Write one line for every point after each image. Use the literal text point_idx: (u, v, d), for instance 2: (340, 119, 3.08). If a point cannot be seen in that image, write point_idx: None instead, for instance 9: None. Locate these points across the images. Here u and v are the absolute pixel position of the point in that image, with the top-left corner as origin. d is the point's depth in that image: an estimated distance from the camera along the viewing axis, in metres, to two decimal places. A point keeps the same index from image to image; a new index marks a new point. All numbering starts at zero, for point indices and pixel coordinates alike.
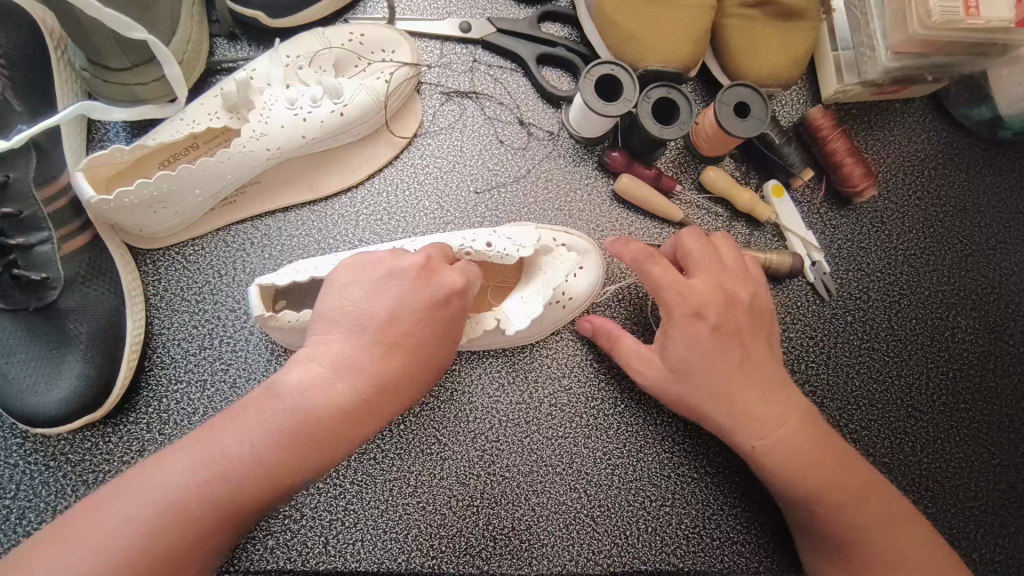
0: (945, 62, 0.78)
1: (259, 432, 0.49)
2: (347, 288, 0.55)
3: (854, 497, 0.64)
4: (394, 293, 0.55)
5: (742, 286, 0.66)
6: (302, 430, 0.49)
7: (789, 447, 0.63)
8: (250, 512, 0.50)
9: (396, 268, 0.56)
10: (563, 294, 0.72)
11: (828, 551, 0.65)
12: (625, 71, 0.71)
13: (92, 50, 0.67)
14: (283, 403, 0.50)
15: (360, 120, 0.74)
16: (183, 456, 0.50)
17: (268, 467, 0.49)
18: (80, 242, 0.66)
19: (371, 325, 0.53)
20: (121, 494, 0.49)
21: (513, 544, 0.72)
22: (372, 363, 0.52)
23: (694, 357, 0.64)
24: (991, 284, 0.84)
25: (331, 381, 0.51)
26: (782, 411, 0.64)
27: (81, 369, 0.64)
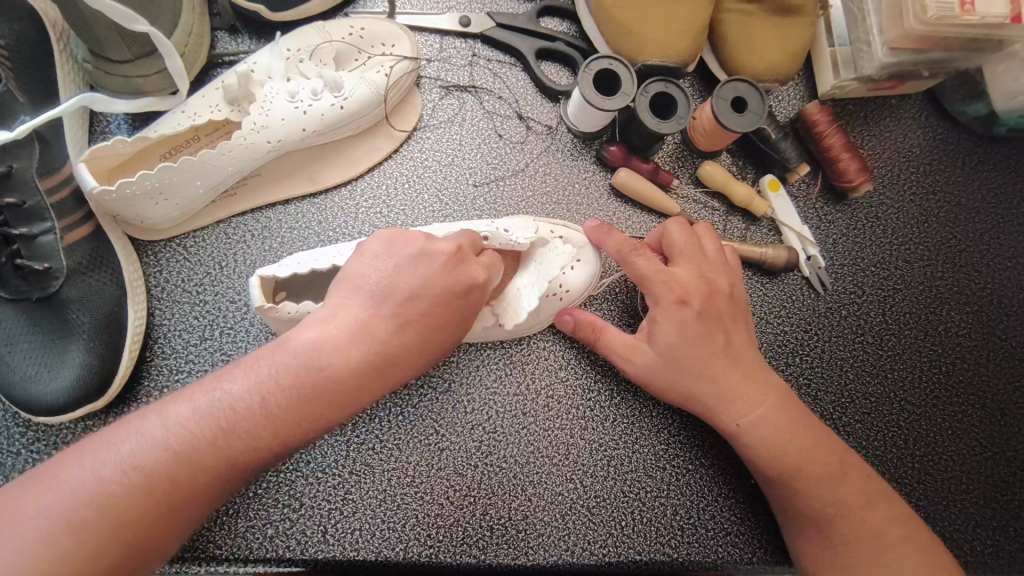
0: (941, 57, 0.79)
1: (265, 381, 0.51)
2: (378, 260, 0.58)
3: (841, 482, 0.65)
4: (425, 272, 0.58)
5: (722, 275, 0.69)
6: (284, 395, 0.50)
7: (773, 426, 0.65)
8: (233, 478, 0.49)
9: (431, 251, 0.59)
10: (560, 287, 0.73)
11: (812, 535, 0.66)
12: (622, 65, 0.72)
13: (94, 42, 0.68)
14: (276, 361, 0.52)
15: (360, 113, 0.75)
16: (159, 416, 0.49)
17: (263, 425, 0.50)
18: (82, 233, 0.67)
19: (393, 297, 0.56)
20: (104, 450, 0.47)
21: (510, 533, 0.72)
22: (388, 333, 0.55)
23: (682, 342, 0.66)
24: (984, 279, 0.85)
25: (316, 350, 0.52)
26: (764, 389, 0.67)
27: (83, 359, 0.65)
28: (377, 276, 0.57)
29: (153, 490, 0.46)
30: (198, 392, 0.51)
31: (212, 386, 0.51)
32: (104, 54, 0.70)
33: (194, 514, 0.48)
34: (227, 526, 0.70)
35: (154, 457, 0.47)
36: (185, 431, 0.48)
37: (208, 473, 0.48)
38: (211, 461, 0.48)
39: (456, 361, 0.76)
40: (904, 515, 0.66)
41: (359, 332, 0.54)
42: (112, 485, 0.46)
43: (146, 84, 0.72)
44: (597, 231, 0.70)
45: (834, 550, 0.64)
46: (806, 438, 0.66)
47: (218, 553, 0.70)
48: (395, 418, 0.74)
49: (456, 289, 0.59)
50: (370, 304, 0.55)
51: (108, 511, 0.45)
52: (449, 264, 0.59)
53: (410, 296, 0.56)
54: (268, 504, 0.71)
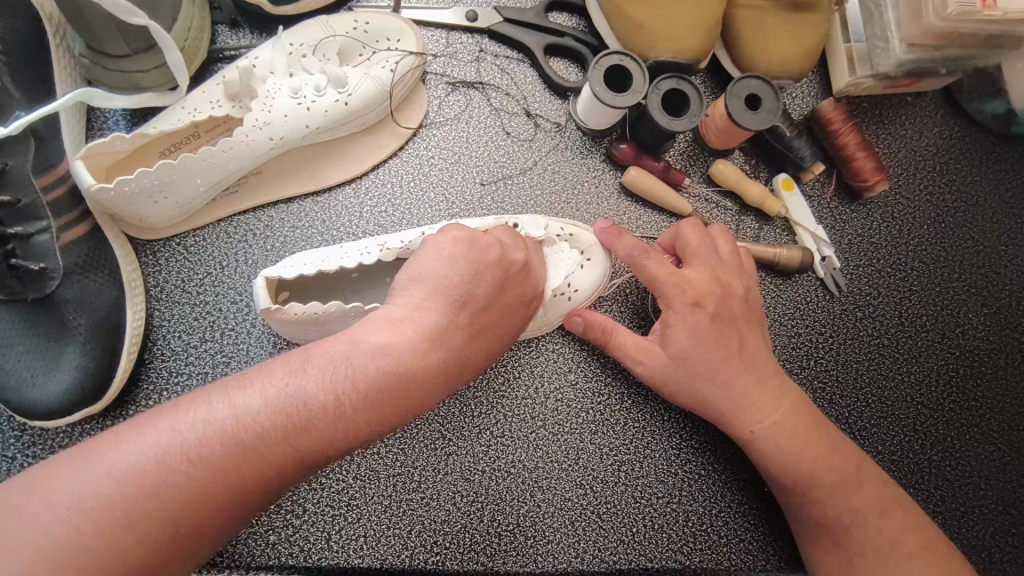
0: (959, 54, 0.77)
1: (340, 381, 0.49)
2: (447, 261, 0.58)
3: (859, 490, 0.63)
4: (497, 280, 0.59)
5: (736, 278, 0.67)
6: (358, 399, 0.49)
7: (786, 430, 0.63)
8: (288, 475, 0.47)
9: (507, 258, 0.60)
10: (568, 287, 0.71)
11: (827, 546, 0.64)
12: (634, 62, 0.70)
13: (93, 36, 0.66)
14: (352, 362, 0.50)
15: (365, 109, 0.73)
16: (225, 404, 0.47)
17: (340, 426, 0.48)
18: (79, 232, 0.65)
19: (473, 306, 0.57)
20: (163, 431, 0.45)
21: (518, 540, 0.71)
22: (461, 343, 0.55)
23: (696, 346, 0.64)
24: (1003, 281, 0.83)
25: (397, 354, 0.51)
26: (778, 394, 0.65)
27: (80, 361, 0.63)
28: (453, 279, 0.57)
29: (210, 485, 0.44)
30: (268, 381, 0.48)
31: (283, 376, 0.49)
32: (102, 49, 0.68)
33: (244, 509, 0.47)
34: None
35: (216, 449, 0.45)
36: (254, 423, 0.46)
37: (264, 471, 0.46)
38: (272, 460, 0.46)
39: None
40: (923, 524, 0.64)
41: (437, 337, 0.53)
42: (169, 474, 0.44)
43: (144, 80, 0.70)
44: (608, 234, 0.68)
45: (850, 562, 0.62)
46: (823, 444, 0.64)
47: (220, 560, 0.68)
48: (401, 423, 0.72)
49: (524, 298, 0.62)
50: (445, 311, 0.55)
51: (163, 498, 0.43)
52: (519, 272, 0.62)
53: (488, 307, 0.58)
54: (270, 511, 0.69)
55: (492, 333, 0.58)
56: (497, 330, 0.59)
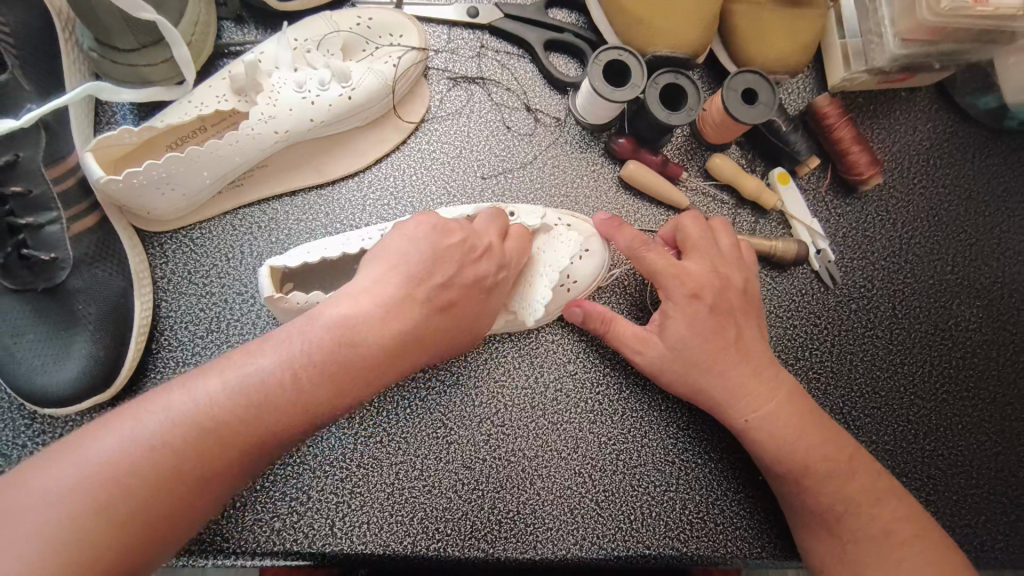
0: (953, 49, 0.78)
1: (298, 356, 0.51)
2: (411, 240, 0.61)
3: (852, 477, 0.65)
4: (457, 262, 0.61)
5: (734, 271, 0.68)
6: (332, 370, 0.51)
7: (780, 418, 0.65)
8: (255, 453, 0.49)
9: (469, 242, 0.63)
10: (568, 279, 0.73)
11: (820, 534, 0.65)
12: (632, 57, 0.72)
13: (101, 30, 0.68)
14: (308, 337, 0.52)
15: (368, 103, 0.74)
16: (189, 391, 0.49)
17: (301, 399, 0.50)
18: (88, 223, 0.66)
19: (430, 282, 0.59)
20: (129, 422, 0.47)
21: (518, 527, 0.72)
22: (418, 316, 0.57)
23: (694, 336, 0.65)
24: (995, 274, 0.84)
25: (365, 324, 0.54)
26: (774, 384, 0.66)
27: (90, 350, 0.65)
28: (416, 256, 0.59)
29: (186, 463, 0.46)
30: (229, 365, 0.50)
31: (244, 360, 0.51)
32: (111, 43, 0.69)
33: (214, 491, 0.48)
34: (233, 519, 0.70)
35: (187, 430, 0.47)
36: (217, 404, 0.48)
37: (230, 450, 0.48)
38: (238, 438, 0.48)
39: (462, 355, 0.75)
40: (915, 514, 0.65)
41: (400, 304, 0.56)
42: (137, 461, 0.45)
43: (151, 74, 0.71)
44: (607, 226, 0.70)
45: (844, 549, 0.64)
46: (818, 432, 0.65)
47: (225, 546, 0.69)
48: (403, 412, 0.73)
49: (484, 279, 0.63)
50: (412, 288, 0.57)
51: (134, 484, 0.45)
52: (484, 255, 0.64)
53: (453, 290, 0.60)
54: (275, 498, 0.70)
55: (457, 314, 0.61)
56: (461, 311, 0.61)
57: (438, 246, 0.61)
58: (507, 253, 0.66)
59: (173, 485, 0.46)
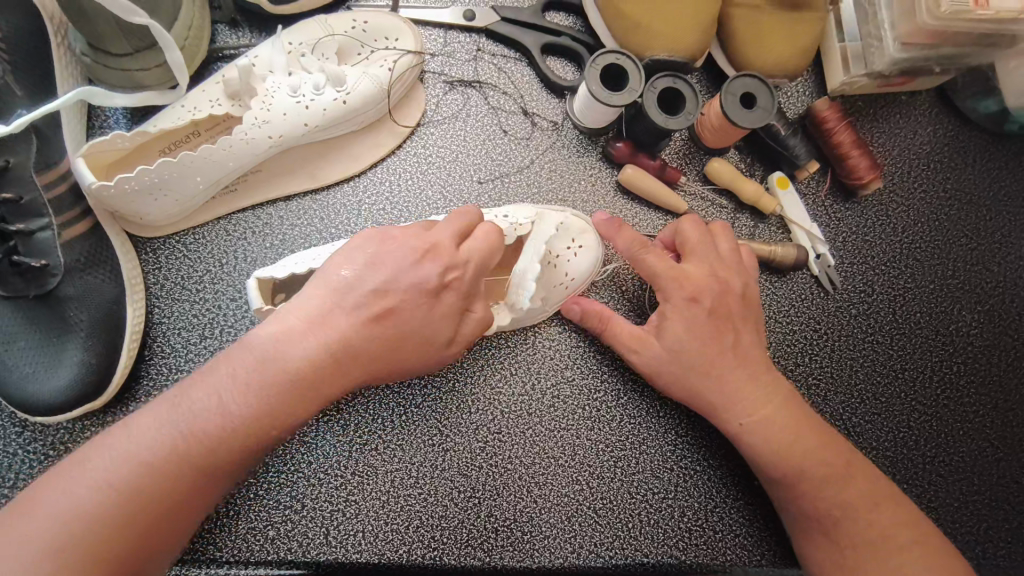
0: (953, 53, 0.77)
1: (230, 388, 0.53)
2: (352, 252, 0.60)
3: (844, 478, 0.63)
4: (397, 265, 0.59)
5: (733, 276, 0.68)
6: (271, 387, 0.53)
7: (778, 421, 0.64)
8: (200, 484, 0.52)
9: (415, 245, 0.60)
10: (566, 276, 0.72)
11: (817, 539, 0.64)
12: (630, 60, 0.71)
13: (94, 35, 0.67)
14: (237, 367, 0.54)
15: (363, 108, 0.73)
16: (131, 433, 0.52)
17: (237, 427, 0.52)
18: (79, 230, 0.65)
19: (361, 293, 0.57)
20: (79, 471, 0.50)
21: (515, 536, 0.71)
22: (346, 328, 0.56)
23: (692, 339, 0.65)
24: (995, 278, 0.83)
25: (294, 342, 0.54)
26: (770, 391, 0.65)
27: (81, 358, 0.64)
28: (351, 268, 0.58)
29: (143, 497, 0.49)
30: (167, 406, 0.53)
31: (181, 399, 0.53)
32: (103, 47, 0.68)
33: (169, 526, 0.51)
34: (227, 527, 0.69)
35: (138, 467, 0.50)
36: (157, 444, 0.51)
37: (176, 487, 0.51)
38: (180, 474, 0.51)
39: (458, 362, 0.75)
40: (911, 521, 0.63)
41: (324, 316, 0.56)
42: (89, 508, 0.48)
43: (145, 78, 0.71)
44: (606, 228, 0.69)
45: (841, 554, 0.62)
46: (816, 438, 0.64)
47: (218, 555, 0.68)
48: (399, 419, 0.73)
49: (427, 282, 0.59)
50: (335, 300, 0.57)
51: (86, 529, 0.47)
52: (421, 259, 0.59)
53: (385, 297, 0.58)
54: (269, 507, 0.70)
55: (395, 321, 0.58)
56: (398, 318, 0.58)
57: (368, 256, 0.59)
58: (456, 254, 0.61)
59: (135, 521, 0.49)
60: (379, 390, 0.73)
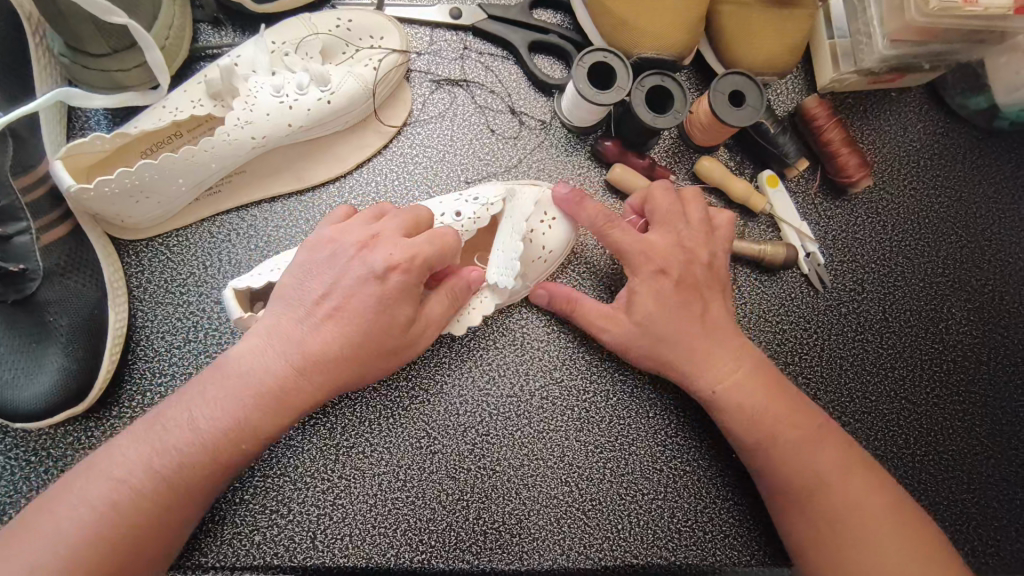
0: (942, 49, 0.77)
1: (243, 391, 0.55)
2: (317, 268, 0.58)
3: (816, 444, 0.62)
4: (342, 262, 0.58)
5: (702, 246, 0.67)
6: (267, 394, 0.55)
7: (756, 395, 0.63)
8: (221, 478, 0.55)
9: (355, 245, 0.58)
10: (543, 250, 0.71)
11: (797, 514, 0.61)
12: (618, 59, 0.70)
13: (72, 35, 0.66)
14: (250, 373, 0.55)
15: (348, 107, 0.72)
16: (157, 432, 0.54)
17: (251, 426, 0.55)
18: (59, 233, 0.64)
19: (333, 299, 0.57)
20: (108, 467, 0.53)
21: (504, 538, 0.71)
22: (333, 337, 0.56)
23: (661, 311, 0.65)
24: (986, 276, 0.83)
25: (245, 381, 0.55)
26: (737, 359, 0.64)
27: (62, 363, 0.63)
28: (309, 278, 0.58)
29: (166, 499, 0.53)
30: (187, 408, 0.55)
31: (201, 401, 0.55)
32: (82, 48, 0.67)
33: (193, 511, 0.56)
34: (211, 533, 0.68)
35: (151, 478, 0.53)
36: (179, 445, 0.54)
37: (201, 480, 0.54)
38: (201, 472, 0.54)
39: (445, 362, 0.74)
40: (896, 500, 0.60)
41: (286, 343, 0.56)
42: (122, 501, 0.52)
43: (125, 79, 0.70)
44: (568, 199, 0.69)
45: (825, 529, 0.59)
46: (794, 412, 0.63)
47: (204, 560, 0.68)
48: (386, 422, 0.72)
49: (372, 271, 0.57)
50: (302, 312, 0.57)
51: (121, 521, 0.51)
52: (360, 252, 0.58)
53: (332, 292, 0.57)
54: (255, 511, 0.69)
55: (346, 318, 0.57)
56: (350, 314, 0.57)
57: (320, 256, 0.59)
58: (399, 243, 0.58)
59: (160, 524, 0.53)
60: (366, 393, 0.72)
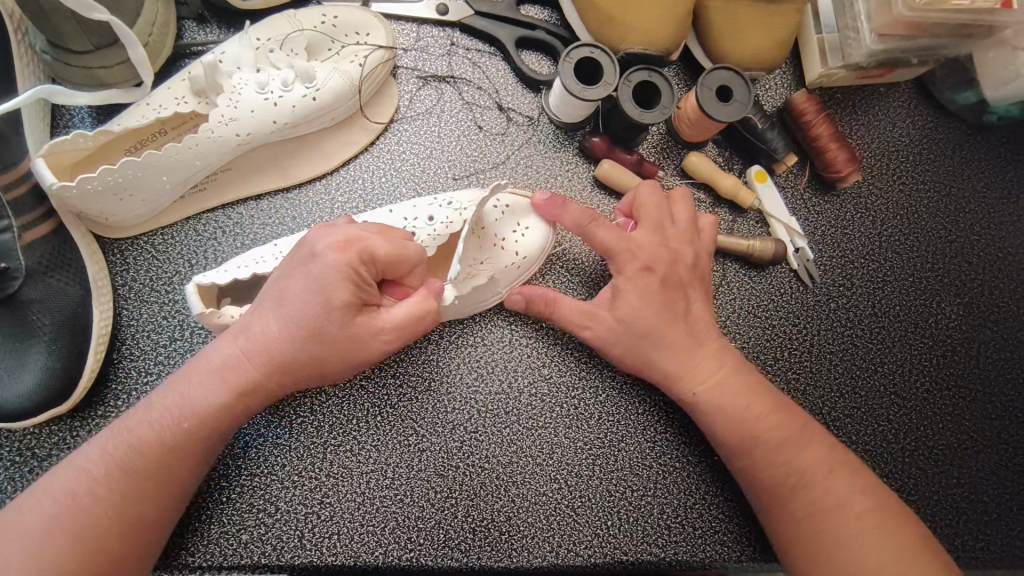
0: (930, 44, 0.77)
1: (203, 386, 0.56)
2: (279, 268, 0.58)
3: (802, 441, 0.62)
4: (296, 256, 0.57)
5: (686, 245, 0.66)
6: (225, 382, 0.56)
7: (740, 397, 0.63)
8: (179, 469, 0.57)
9: (303, 238, 0.58)
10: (516, 256, 0.71)
11: (784, 517, 0.61)
12: (604, 55, 0.70)
13: (53, 32, 0.66)
14: (209, 367, 0.57)
15: (334, 104, 0.72)
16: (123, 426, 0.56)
17: (209, 415, 0.56)
18: (42, 231, 0.64)
19: (281, 289, 0.56)
20: (77, 462, 0.55)
21: (493, 536, 0.71)
22: (278, 325, 0.55)
23: (644, 308, 0.64)
24: (975, 271, 0.83)
25: (205, 371, 0.57)
26: (719, 358, 0.65)
27: (46, 362, 0.62)
28: (272, 278, 0.58)
29: (127, 489, 0.54)
30: (152, 404, 0.57)
31: (165, 395, 0.57)
32: (64, 45, 0.67)
33: (157, 505, 0.56)
34: (198, 532, 0.68)
35: (113, 470, 0.54)
36: (139, 437, 0.55)
37: (161, 470, 0.56)
38: (160, 462, 0.55)
39: (434, 358, 0.74)
40: (878, 495, 0.60)
41: (237, 330, 0.57)
42: (87, 492, 0.54)
43: (108, 76, 0.69)
44: (550, 204, 0.69)
45: (807, 528, 0.59)
46: (781, 412, 0.63)
47: (191, 560, 0.67)
48: (374, 420, 0.72)
49: (313, 253, 0.56)
50: (261, 307, 0.57)
51: (84, 510, 0.53)
52: (309, 238, 0.57)
53: (281, 281, 0.56)
54: (243, 510, 0.69)
55: (288, 303, 0.55)
56: (292, 297, 0.55)
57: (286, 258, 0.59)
58: (348, 228, 0.58)
59: (123, 515, 0.54)
60: (355, 391, 0.72)
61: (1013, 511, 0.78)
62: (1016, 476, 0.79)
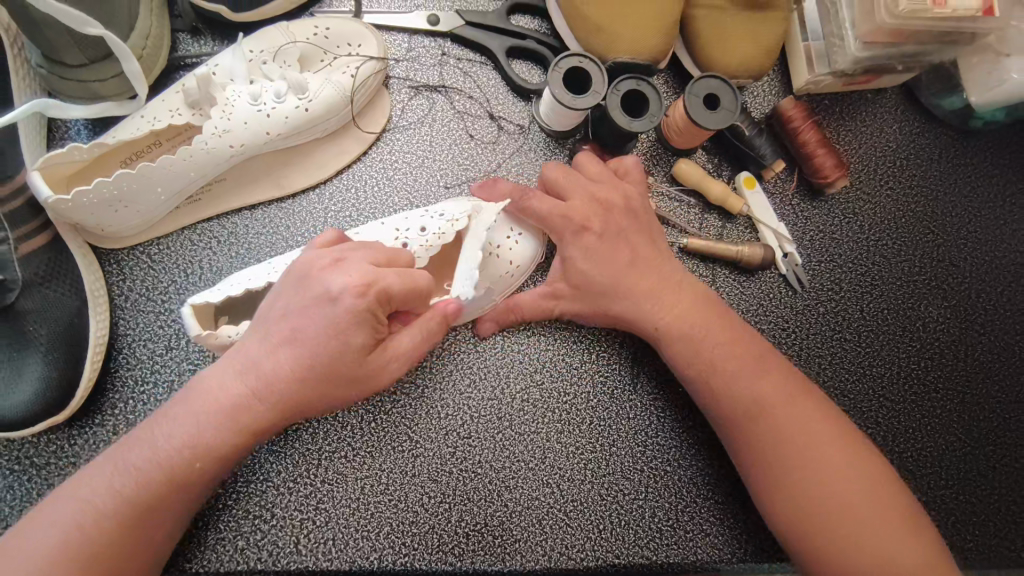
0: (915, 51, 0.78)
1: (207, 417, 0.56)
2: (287, 297, 0.57)
3: (772, 389, 0.61)
4: (305, 287, 0.57)
5: (614, 191, 0.69)
6: (232, 411, 0.56)
7: (701, 326, 0.65)
8: (181, 495, 0.57)
9: (316, 262, 0.58)
10: (509, 265, 0.71)
11: (773, 493, 0.59)
12: (592, 63, 0.71)
13: (48, 46, 0.66)
14: (215, 396, 0.56)
15: (326, 115, 0.73)
16: (128, 452, 0.56)
17: (213, 445, 0.56)
18: (37, 243, 0.65)
19: (294, 327, 0.56)
20: (81, 487, 0.55)
21: (486, 540, 0.71)
22: (290, 365, 0.56)
23: (593, 265, 0.67)
24: (963, 274, 0.84)
25: (207, 402, 0.56)
26: (676, 296, 0.66)
27: (44, 372, 0.63)
28: (279, 302, 0.58)
29: (131, 514, 0.54)
30: (157, 432, 0.56)
31: (168, 423, 0.56)
32: (59, 59, 0.68)
33: (159, 526, 0.56)
34: (196, 540, 0.69)
35: (118, 495, 0.54)
36: (147, 466, 0.55)
37: (164, 495, 0.56)
38: (165, 488, 0.55)
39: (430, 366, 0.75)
40: (875, 477, 0.59)
41: (245, 365, 0.56)
42: (91, 516, 0.54)
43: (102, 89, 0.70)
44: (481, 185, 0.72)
45: (812, 530, 0.57)
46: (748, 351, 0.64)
47: (187, 567, 0.68)
48: (367, 426, 0.73)
49: (329, 293, 0.56)
50: (267, 341, 0.57)
51: (90, 535, 0.53)
52: (321, 273, 0.57)
53: (291, 314, 0.56)
54: (238, 516, 0.70)
55: (302, 341, 0.56)
56: (306, 335, 0.56)
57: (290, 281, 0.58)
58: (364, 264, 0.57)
59: (127, 539, 0.54)
60: None
61: (1001, 512, 0.79)
62: (1004, 477, 0.80)
